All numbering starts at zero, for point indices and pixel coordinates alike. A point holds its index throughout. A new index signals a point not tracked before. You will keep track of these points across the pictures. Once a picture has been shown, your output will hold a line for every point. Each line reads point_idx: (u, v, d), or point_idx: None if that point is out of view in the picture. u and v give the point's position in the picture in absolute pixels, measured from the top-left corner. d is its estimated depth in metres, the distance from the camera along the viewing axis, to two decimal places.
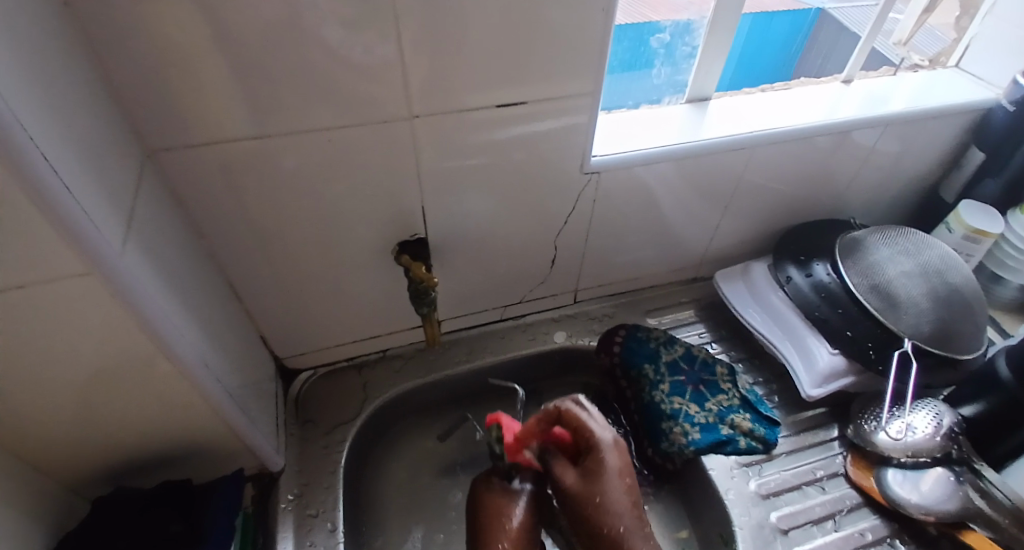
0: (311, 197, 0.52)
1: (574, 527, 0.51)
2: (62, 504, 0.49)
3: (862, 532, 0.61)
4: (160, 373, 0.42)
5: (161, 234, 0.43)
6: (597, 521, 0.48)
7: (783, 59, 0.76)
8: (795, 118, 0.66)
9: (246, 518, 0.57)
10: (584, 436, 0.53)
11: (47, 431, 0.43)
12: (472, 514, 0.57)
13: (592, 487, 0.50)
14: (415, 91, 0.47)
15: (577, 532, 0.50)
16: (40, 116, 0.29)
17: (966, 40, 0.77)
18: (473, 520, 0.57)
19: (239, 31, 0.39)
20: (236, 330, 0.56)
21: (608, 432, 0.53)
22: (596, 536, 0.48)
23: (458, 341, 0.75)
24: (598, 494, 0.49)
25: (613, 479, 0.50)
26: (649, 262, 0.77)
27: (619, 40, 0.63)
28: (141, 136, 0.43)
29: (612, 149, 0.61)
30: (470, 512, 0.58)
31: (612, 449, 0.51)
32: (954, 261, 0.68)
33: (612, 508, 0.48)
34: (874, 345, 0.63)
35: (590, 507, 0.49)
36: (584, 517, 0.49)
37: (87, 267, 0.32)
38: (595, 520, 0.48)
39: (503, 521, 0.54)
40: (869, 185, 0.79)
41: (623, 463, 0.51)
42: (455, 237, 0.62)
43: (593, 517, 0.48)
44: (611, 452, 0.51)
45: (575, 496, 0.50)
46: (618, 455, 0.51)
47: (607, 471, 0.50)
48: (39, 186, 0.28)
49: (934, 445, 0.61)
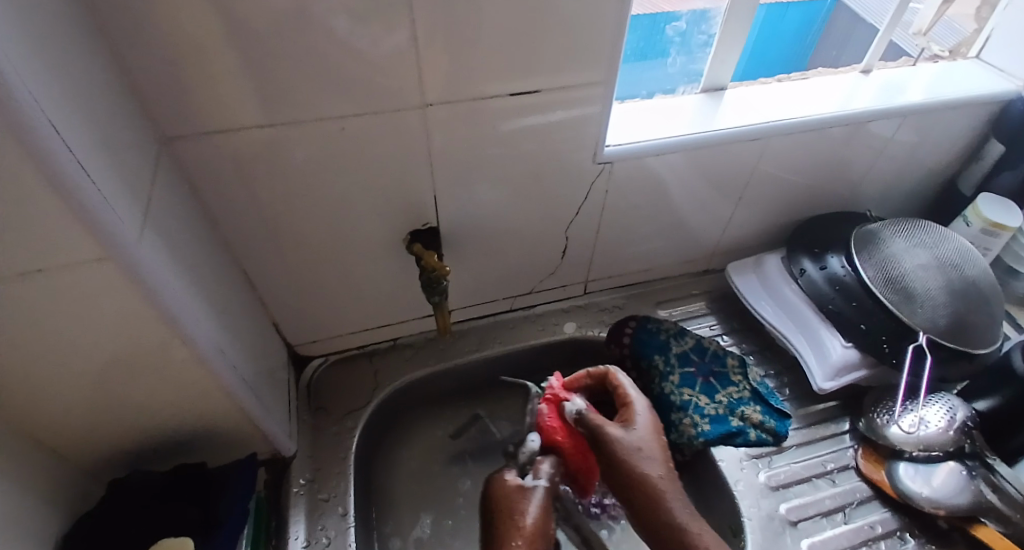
0: (324, 185, 0.52)
1: (605, 472, 0.54)
2: (81, 485, 0.50)
3: (871, 525, 0.60)
4: (175, 358, 0.42)
5: (176, 221, 0.43)
6: (635, 465, 0.52)
7: (800, 48, 0.75)
8: (810, 108, 0.65)
9: (259, 500, 0.57)
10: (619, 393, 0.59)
11: (66, 414, 0.43)
12: (487, 516, 0.56)
13: (630, 437, 0.54)
14: (428, 80, 0.47)
15: (609, 478, 0.54)
16: (57, 101, 0.29)
17: (986, 31, 0.75)
18: (487, 518, 0.56)
19: (253, 19, 0.39)
20: (249, 317, 0.57)
21: (638, 393, 0.60)
22: (631, 480, 0.52)
23: (468, 331, 0.75)
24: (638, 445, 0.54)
25: (648, 432, 0.56)
26: (660, 253, 0.77)
27: (634, 29, 0.63)
28: (155, 123, 0.43)
29: (624, 139, 0.60)
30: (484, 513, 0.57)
31: (643, 407, 0.58)
32: (971, 254, 0.67)
33: (649, 457, 0.53)
34: (888, 338, 0.63)
35: (630, 454, 0.53)
36: (623, 461, 0.53)
37: (104, 253, 0.33)
38: (635, 465, 0.52)
39: (514, 520, 0.54)
40: (885, 177, 0.77)
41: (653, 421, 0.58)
42: (467, 226, 0.62)
43: (633, 462, 0.52)
44: (643, 410, 0.58)
45: (614, 442, 0.54)
46: (648, 414, 0.58)
47: (641, 425, 0.56)
48: (56, 172, 0.28)
49: (946, 440, 0.60)
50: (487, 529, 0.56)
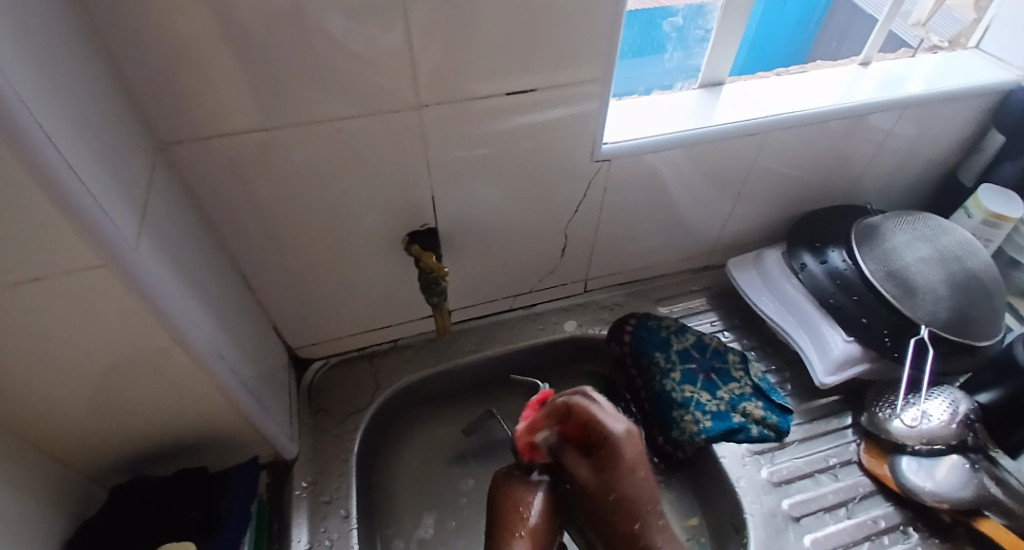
0: (321, 187, 0.52)
1: (584, 509, 0.56)
2: (83, 491, 0.50)
3: (875, 520, 0.60)
4: (175, 363, 0.42)
5: (173, 226, 0.43)
6: (607, 512, 0.53)
7: (798, 42, 0.74)
8: (809, 102, 0.64)
9: (262, 504, 0.58)
10: (599, 430, 0.55)
11: (66, 421, 0.43)
12: (492, 505, 0.58)
13: (606, 483, 0.53)
14: (423, 81, 0.47)
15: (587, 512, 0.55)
16: (52, 107, 0.29)
17: (986, 21, 0.75)
18: (492, 512, 0.58)
19: (248, 23, 0.39)
20: (248, 321, 0.57)
21: (620, 424, 0.55)
22: (605, 521, 0.53)
23: (468, 331, 0.75)
24: (609, 496, 0.53)
25: (627, 471, 0.53)
26: (660, 250, 0.76)
27: (630, 25, 0.62)
28: (151, 128, 0.43)
29: (622, 136, 0.60)
30: (490, 503, 0.59)
31: (624, 443, 0.54)
32: (973, 246, 0.67)
33: (621, 505, 0.53)
34: (890, 332, 0.63)
35: (600, 502, 0.54)
36: (596, 509, 0.54)
37: (100, 260, 0.32)
38: (606, 518, 0.53)
39: (519, 512, 0.56)
40: (885, 170, 0.77)
41: (636, 454, 0.54)
42: (465, 226, 0.62)
43: (605, 514, 0.53)
44: (623, 447, 0.54)
45: (587, 488, 0.54)
46: (631, 450, 0.54)
47: (622, 464, 0.53)
48: (53, 179, 0.28)
49: (949, 433, 0.60)
50: (491, 519, 0.57)
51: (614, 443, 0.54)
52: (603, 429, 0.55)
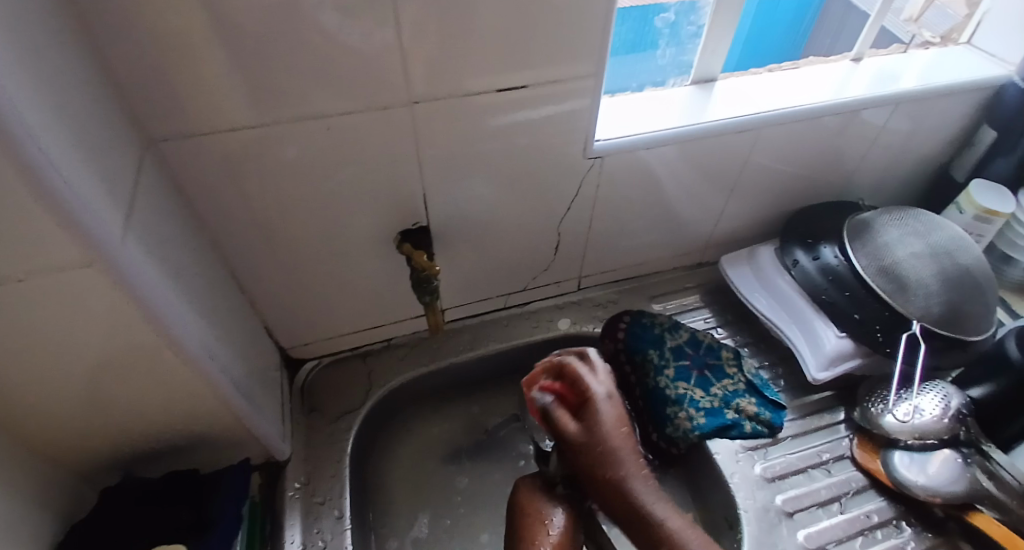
0: (312, 185, 0.52)
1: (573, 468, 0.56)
2: (74, 491, 0.50)
3: (868, 514, 0.61)
4: (166, 362, 0.42)
5: (161, 224, 0.43)
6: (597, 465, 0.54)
7: (791, 38, 0.74)
8: (801, 98, 0.64)
9: (253, 507, 0.58)
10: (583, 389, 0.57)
11: (55, 421, 0.43)
12: (512, 519, 0.57)
13: (593, 439, 0.54)
14: (414, 78, 0.47)
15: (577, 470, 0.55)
16: (37, 103, 0.28)
17: (978, 16, 0.75)
18: (512, 524, 0.56)
19: (236, 19, 0.39)
20: (240, 320, 0.57)
21: (601, 385, 0.58)
22: (597, 477, 0.54)
23: (462, 329, 0.75)
24: (596, 449, 0.54)
25: (610, 426, 0.55)
26: (653, 247, 0.77)
27: (622, 21, 0.62)
28: (140, 126, 0.42)
29: (614, 133, 0.60)
30: (510, 515, 0.57)
31: (606, 401, 0.57)
32: (964, 242, 0.67)
33: (608, 456, 0.54)
34: (882, 328, 0.63)
35: (589, 457, 0.54)
36: (586, 466, 0.54)
37: (88, 258, 0.32)
38: (596, 471, 0.54)
39: (545, 528, 0.55)
40: (877, 165, 0.77)
41: (616, 411, 0.57)
42: (458, 223, 0.62)
43: (595, 469, 0.54)
44: (606, 404, 0.57)
45: (575, 442, 0.55)
46: (611, 408, 0.57)
47: (605, 420, 0.56)
48: (38, 176, 0.27)
49: (941, 427, 0.60)
50: (512, 532, 0.56)
51: (597, 401, 0.57)
52: (591, 388, 0.57)
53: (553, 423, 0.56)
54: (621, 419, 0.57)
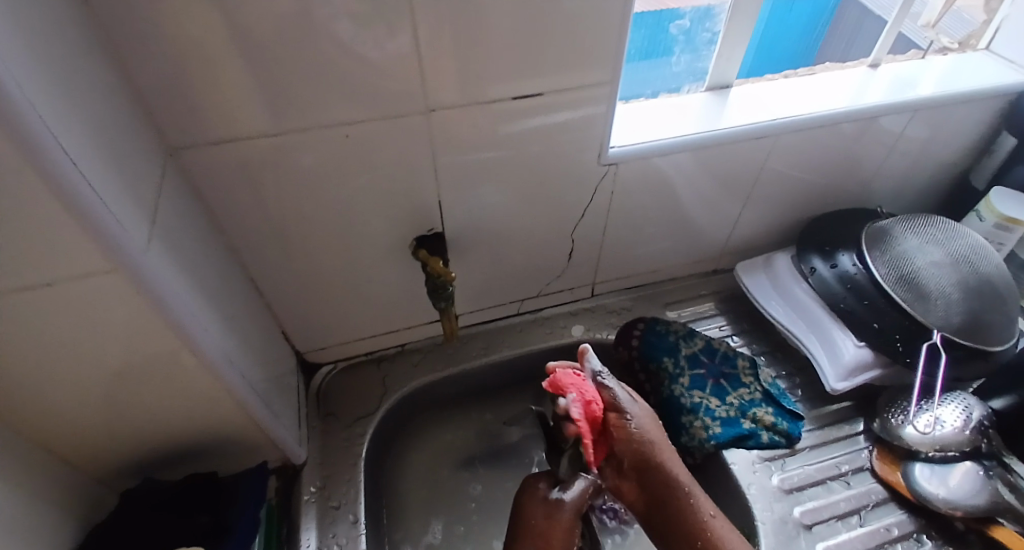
0: (330, 191, 0.52)
1: (629, 448, 0.53)
2: (94, 495, 0.50)
3: (888, 528, 0.60)
4: (184, 368, 0.42)
5: (183, 231, 0.43)
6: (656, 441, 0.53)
7: (808, 44, 0.73)
8: (818, 105, 0.64)
9: (271, 508, 0.58)
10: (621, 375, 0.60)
11: (77, 425, 0.43)
12: (520, 515, 0.55)
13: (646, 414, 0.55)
14: (432, 85, 0.47)
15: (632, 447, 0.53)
16: (62, 113, 0.29)
17: (997, 22, 0.74)
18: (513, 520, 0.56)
19: (258, 26, 0.39)
20: (257, 325, 0.57)
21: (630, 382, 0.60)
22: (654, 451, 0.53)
23: (476, 336, 0.75)
24: (652, 421, 0.55)
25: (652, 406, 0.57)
26: (668, 254, 0.76)
27: (638, 28, 0.62)
28: (161, 133, 0.43)
29: (630, 140, 0.60)
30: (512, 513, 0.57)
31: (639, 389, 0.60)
32: (986, 250, 0.66)
33: (660, 432, 0.55)
34: (902, 337, 0.62)
35: (650, 431, 0.54)
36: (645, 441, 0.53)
37: (111, 264, 0.32)
38: (658, 448, 0.53)
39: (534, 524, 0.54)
40: (896, 172, 0.76)
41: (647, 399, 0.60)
42: (473, 230, 0.62)
43: (657, 444, 0.53)
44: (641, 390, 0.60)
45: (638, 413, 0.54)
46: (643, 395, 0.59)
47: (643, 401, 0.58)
48: (62, 184, 0.28)
49: (962, 439, 0.59)
50: (519, 527, 0.54)
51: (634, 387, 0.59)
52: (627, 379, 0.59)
53: (616, 390, 0.54)
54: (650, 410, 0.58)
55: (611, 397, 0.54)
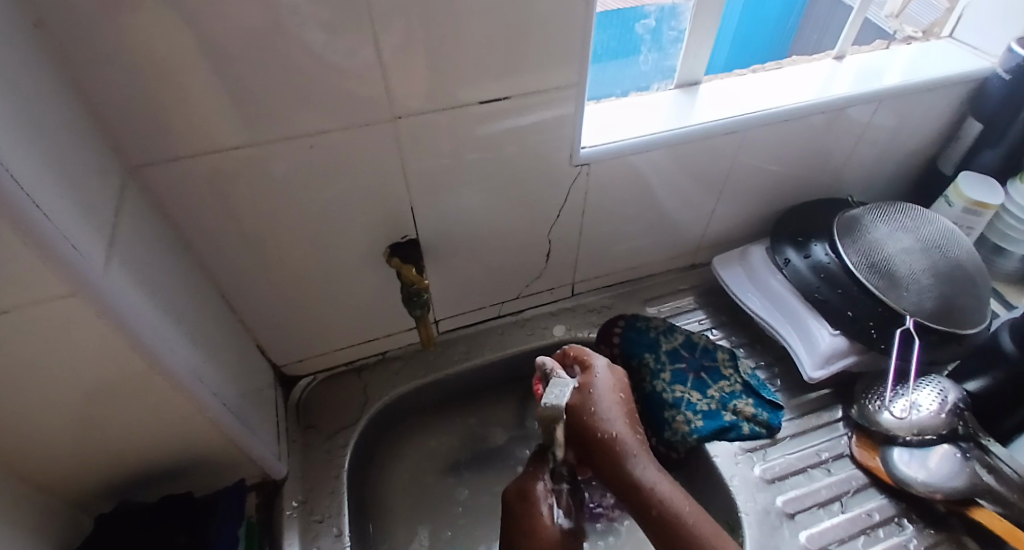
0: (300, 203, 0.52)
1: (565, 430, 0.54)
2: (69, 520, 0.49)
3: (869, 513, 0.61)
4: (155, 388, 0.42)
5: (147, 249, 0.43)
6: (589, 428, 0.51)
7: (778, 38, 0.74)
8: (786, 98, 0.65)
9: (251, 525, 0.58)
10: (581, 359, 0.58)
11: (48, 450, 0.43)
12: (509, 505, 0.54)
13: (588, 398, 0.53)
14: (398, 94, 0.47)
15: (567, 435, 0.53)
16: (13, 134, 0.28)
17: (959, 10, 0.76)
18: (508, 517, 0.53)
19: (218, 43, 0.39)
20: (231, 341, 0.56)
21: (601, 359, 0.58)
22: (592, 437, 0.51)
23: (457, 340, 0.75)
24: (598, 404, 0.53)
25: (607, 389, 0.54)
26: (646, 250, 0.77)
27: (603, 27, 0.62)
28: (122, 151, 0.42)
29: (600, 140, 0.60)
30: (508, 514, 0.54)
31: (597, 371, 0.56)
32: (955, 235, 0.67)
33: (612, 413, 0.52)
34: (876, 324, 0.63)
35: (587, 417, 0.52)
36: (584, 423, 0.52)
37: (71, 289, 0.32)
38: (593, 428, 0.51)
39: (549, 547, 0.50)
40: (866, 162, 0.78)
41: (608, 383, 0.55)
42: (447, 236, 0.62)
43: (591, 424, 0.51)
44: (593, 374, 0.55)
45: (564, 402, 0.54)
46: (613, 377, 0.56)
47: (602, 388, 0.54)
48: (14, 209, 0.27)
49: (939, 423, 0.60)
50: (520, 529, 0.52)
51: (595, 371, 0.56)
52: (585, 359, 0.57)
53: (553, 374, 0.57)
54: (608, 389, 0.54)
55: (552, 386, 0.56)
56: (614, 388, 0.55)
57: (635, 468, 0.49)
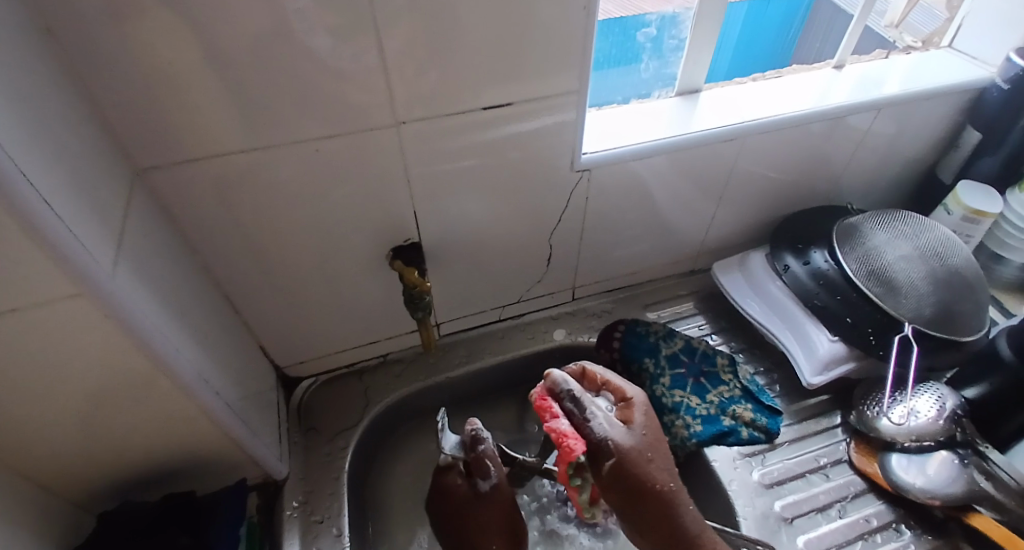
0: (304, 206, 0.53)
1: (611, 480, 0.46)
2: (71, 520, 0.49)
3: (867, 518, 0.61)
4: (158, 388, 0.42)
5: (153, 250, 0.43)
6: (651, 475, 0.46)
7: (775, 48, 0.75)
8: (785, 106, 0.65)
9: (252, 526, 0.58)
10: (618, 390, 0.52)
11: (51, 449, 0.43)
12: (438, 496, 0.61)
13: (642, 442, 0.48)
14: (402, 99, 0.48)
15: (616, 488, 0.46)
16: (24, 138, 0.29)
17: (959, 19, 0.76)
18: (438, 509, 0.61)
19: (224, 49, 0.39)
20: (234, 342, 0.57)
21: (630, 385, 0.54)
22: (651, 488, 0.46)
23: (458, 344, 0.75)
24: (652, 445, 0.48)
25: (652, 426, 0.50)
26: (647, 255, 0.77)
27: (604, 36, 0.64)
28: (129, 155, 0.43)
29: (601, 146, 0.61)
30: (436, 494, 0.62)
31: (643, 406, 0.51)
32: (954, 243, 0.68)
33: (663, 458, 0.48)
34: (875, 330, 0.63)
35: (648, 467, 0.46)
36: (646, 475, 0.46)
37: (77, 288, 0.32)
38: (654, 479, 0.46)
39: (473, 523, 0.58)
40: (865, 169, 0.78)
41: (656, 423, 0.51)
42: (449, 239, 0.62)
43: (651, 475, 0.46)
44: (644, 410, 0.51)
45: (620, 447, 0.46)
46: (649, 412, 0.52)
47: (649, 425, 0.50)
48: (23, 209, 0.28)
49: (937, 429, 0.60)
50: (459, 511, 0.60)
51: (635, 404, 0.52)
52: (622, 392, 0.52)
53: (592, 409, 0.47)
54: (651, 427, 0.50)
55: (596, 426, 0.46)
56: (654, 426, 0.51)
57: (688, 517, 0.47)
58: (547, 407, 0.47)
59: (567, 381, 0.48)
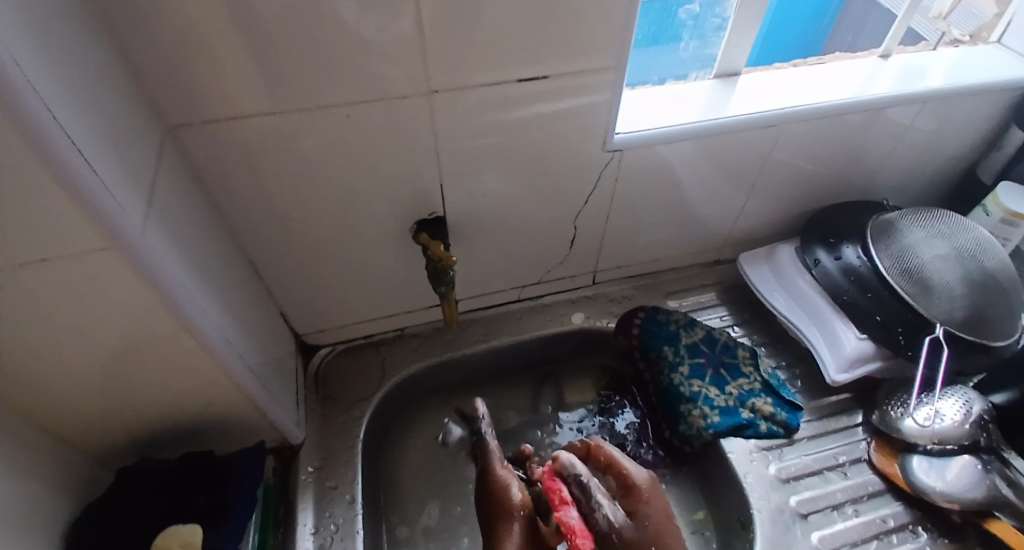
0: (330, 174, 0.52)
1: None
2: (92, 471, 0.50)
3: (883, 519, 0.60)
4: (183, 348, 0.42)
5: (181, 210, 0.43)
6: None
7: (819, 33, 0.72)
8: (827, 94, 0.63)
9: (267, 488, 0.58)
10: (624, 472, 0.55)
11: (76, 403, 0.44)
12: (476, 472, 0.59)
13: (647, 531, 0.51)
14: (436, 68, 0.46)
15: None
16: (57, 86, 0.28)
17: (1007, 16, 0.73)
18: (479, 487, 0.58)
19: (258, 6, 0.38)
20: (256, 307, 0.57)
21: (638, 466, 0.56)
22: None
23: (476, 322, 0.75)
24: (659, 532, 0.51)
25: (658, 510, 0.53)
26: (672, 242, 0.75)
27: (646, 12, 0.61)
28: (160, 112, 0.42)
29: (635, 127, 0.59)
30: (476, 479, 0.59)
31: (649, 490, 0.54)
32: (992, 246, 0.65)
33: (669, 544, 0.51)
34: (904, 330, 0.61)
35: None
36: None
37: (107, 241, 0.32)
38: None
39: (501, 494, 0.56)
40: (903, 165, 0.76)
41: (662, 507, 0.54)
42: (474, 215, 0.61)
43: None
44: (650, 494, 0.53)
45: (621, 534, 0.50)
46: (656, 493, 0.54)
47: (655, 510, 0.53)
48: (56, 159, 0.27)
49: (962, 433, 0.59)
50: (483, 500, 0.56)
51: (641, 486, 0.54)
52: (626, 471, 0.55)
53: (595, 495, 0.51)
54: (656, 510, 0.53)
55: (600, 516, 0.50)
56: (659, 509, 0.53)
57: None
58: (553, 487, 0.53)
59: (573, 462, 0.53)
